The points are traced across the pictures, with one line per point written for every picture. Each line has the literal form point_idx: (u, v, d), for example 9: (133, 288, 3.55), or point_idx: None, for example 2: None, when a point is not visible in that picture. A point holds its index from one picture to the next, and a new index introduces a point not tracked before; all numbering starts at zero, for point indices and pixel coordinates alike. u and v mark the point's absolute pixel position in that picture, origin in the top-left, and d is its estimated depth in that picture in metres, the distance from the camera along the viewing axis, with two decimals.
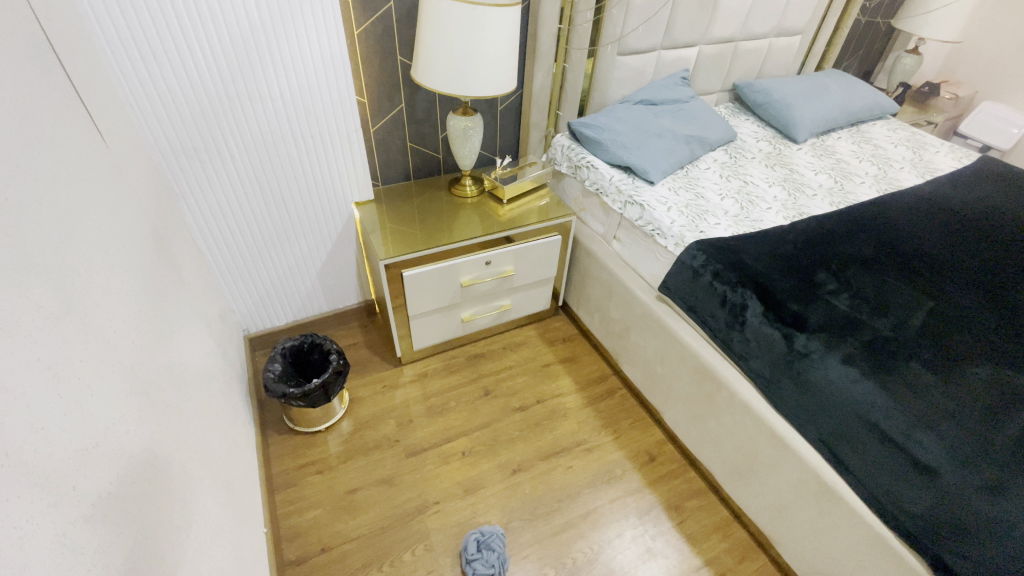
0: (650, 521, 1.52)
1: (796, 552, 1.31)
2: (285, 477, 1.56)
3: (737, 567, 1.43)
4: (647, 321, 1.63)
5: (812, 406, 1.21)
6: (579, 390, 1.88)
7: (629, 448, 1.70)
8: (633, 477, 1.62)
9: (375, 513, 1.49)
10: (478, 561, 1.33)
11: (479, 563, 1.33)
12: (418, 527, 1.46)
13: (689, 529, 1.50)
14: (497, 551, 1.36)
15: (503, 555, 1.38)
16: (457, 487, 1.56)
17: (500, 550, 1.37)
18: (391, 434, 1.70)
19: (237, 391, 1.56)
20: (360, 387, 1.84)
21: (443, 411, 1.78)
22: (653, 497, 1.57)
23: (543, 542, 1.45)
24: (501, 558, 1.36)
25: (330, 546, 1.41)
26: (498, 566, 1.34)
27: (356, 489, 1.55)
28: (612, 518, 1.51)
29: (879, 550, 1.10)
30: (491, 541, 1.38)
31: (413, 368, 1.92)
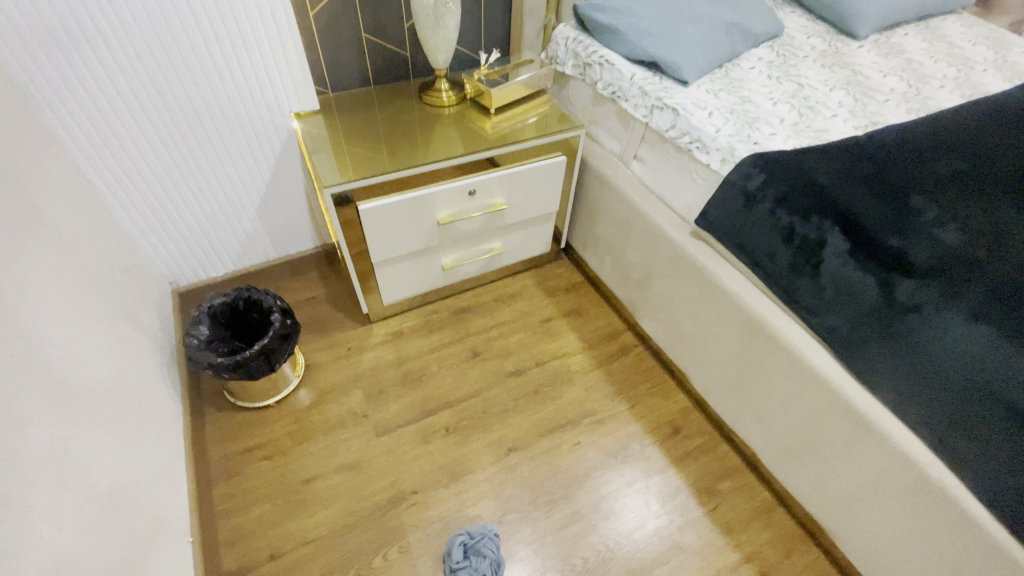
0: (677, 509, 1.24)
1: (869, 553, 1.04)
2: (225, 466, 1.26)
3: (783, 562, 1.17)
4: (675, 265, 1.27)
5: (920, 380, 0.86)
6: (586, 349, 1.55)
7: (648, 418, 1.40)
8: (655, 455, 1.33)
9: (338, 507, 1.20)
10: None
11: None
12: (392, 524, 1.18)
13: (724, 517, 1.23)
14: (495, 557, 1.09)
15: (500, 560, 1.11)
16: (440, 472, 1.27)
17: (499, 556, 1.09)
18: (358, 408, 1.38)
19: (150, 363, 1.21)
20: (319, 350, 1.50)
21: (420, 379, 1.46)
22: (679, 478, 1.29)
23: (546, 539, 1.17)
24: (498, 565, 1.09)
25: (280, 553, 1.13)
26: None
27: (314, 478, 1.25)
28: (630, 507, 1.23)
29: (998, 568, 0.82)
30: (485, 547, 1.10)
31: (384, 326, 1.58)
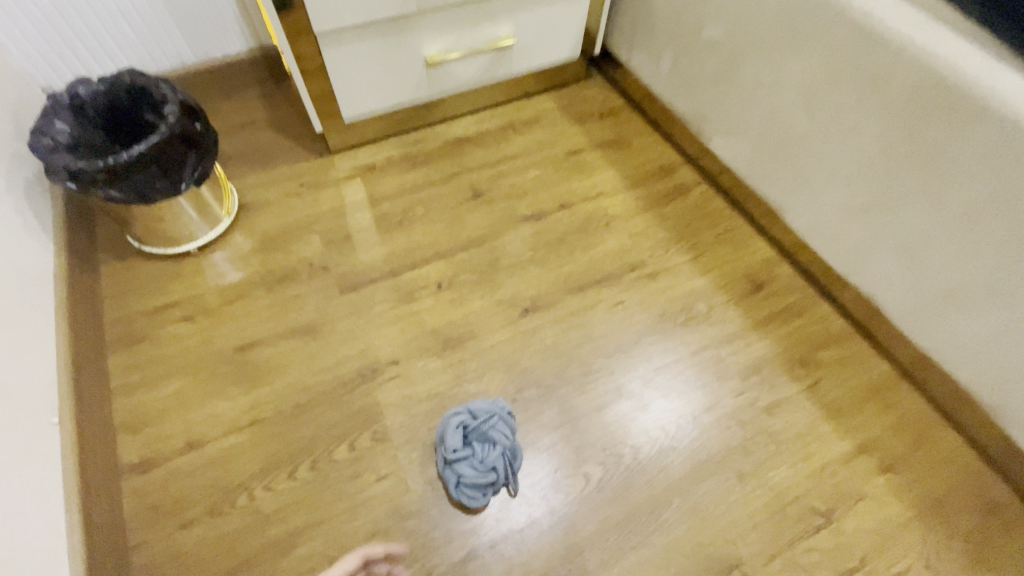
0: (763, 385, 0.88)
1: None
2: (127, 330, 0.91)
3: (913, 453, 0.83)
4: (789, 24, 0.81)
5: None
6: (630, 187, 1.12)
7: (717, 272, 1.01)
8: (729, 319, 0.95)
9: (284, 383, 0.84)
10: (478, 467, 0.73)
11: (481, 469, 0.73)
12: (361, 405, 0.82)
13: (828, 396, 0.87)
14: (508, 443, 0.75)
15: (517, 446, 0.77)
16: (429, 339, 0.89)
17: (514, 442, 0.75)
18: (313, 258, 0.99)
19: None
20: (260, 188, 1.09)
21: (400, 225, 1.04)
22: (764, 347, 0.92)
23: (580, 423, 0.82)
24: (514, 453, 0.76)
25: (200, 442, 0.79)
26: (509, 469, 0.75)
27: (251, 346, 0.88)
28: (698, 381, 0.87)
29: None
30: (495, 428, 0.75)
31: (350, 158, 1.14)
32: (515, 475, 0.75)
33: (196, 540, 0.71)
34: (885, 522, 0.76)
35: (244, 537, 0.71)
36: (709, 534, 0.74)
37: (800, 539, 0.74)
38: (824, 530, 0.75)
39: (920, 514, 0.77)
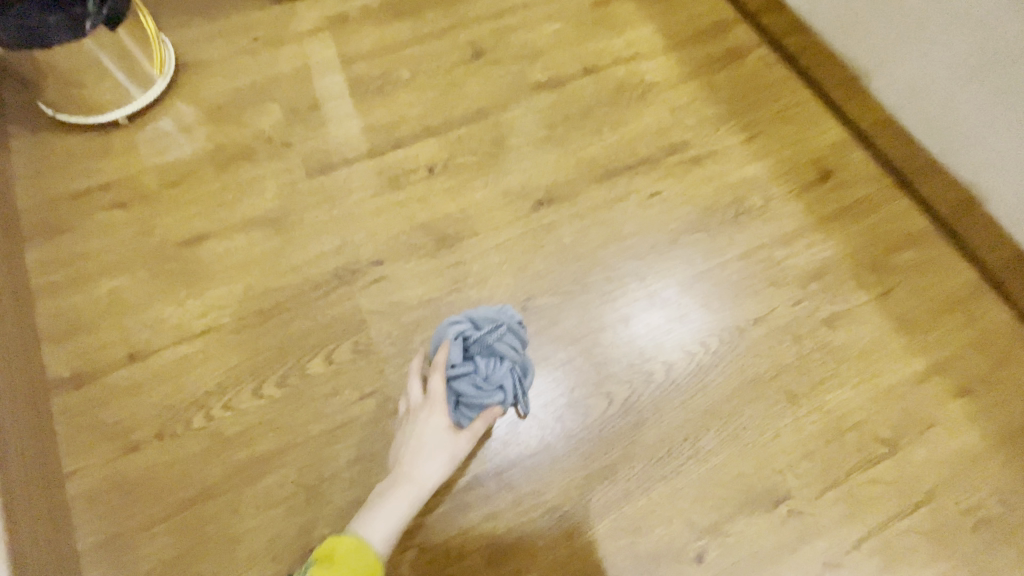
0: (825, 293, 0.73)
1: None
2: (48, 218, 0.74)
3: (998, 375, 0.69)
4: None
5: None
6: (672, 49, 0.89)
7: (775, 158, 0.82)
8: (788, 215, 0.77)
9: (242, 284, 0.69)
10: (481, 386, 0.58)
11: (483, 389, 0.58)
12: (337, 311, 0.67)
13: (901, 307, 0.73)
14: (516, 358, 0.60)
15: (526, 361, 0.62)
16: (420, 235, 0.72)
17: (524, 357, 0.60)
18: (274, 133, 0.79)
19: None
20: (203, 44, 0.86)
21: (382, 92, 0.82)
22: (828, 249, 0.76)
23: (605, 335, 0.68)
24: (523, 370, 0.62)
25: (143, 354, 0.65)
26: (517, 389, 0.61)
27: (200, 240, 0.72)
28: (748, 288, 0.72)
29: None
30: (503, 340, 0.60)
31: (317, 5, 0.89)
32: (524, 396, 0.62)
33: (145, 466, 0.59)
34: (960, 452, 0.65)
35: (202, 463, 0.59)
36: (753, 464, 0.62)
37: (858, 470, 0.63)
38: (886, 460, 0.64)
39: (1001, 443, 0.66)
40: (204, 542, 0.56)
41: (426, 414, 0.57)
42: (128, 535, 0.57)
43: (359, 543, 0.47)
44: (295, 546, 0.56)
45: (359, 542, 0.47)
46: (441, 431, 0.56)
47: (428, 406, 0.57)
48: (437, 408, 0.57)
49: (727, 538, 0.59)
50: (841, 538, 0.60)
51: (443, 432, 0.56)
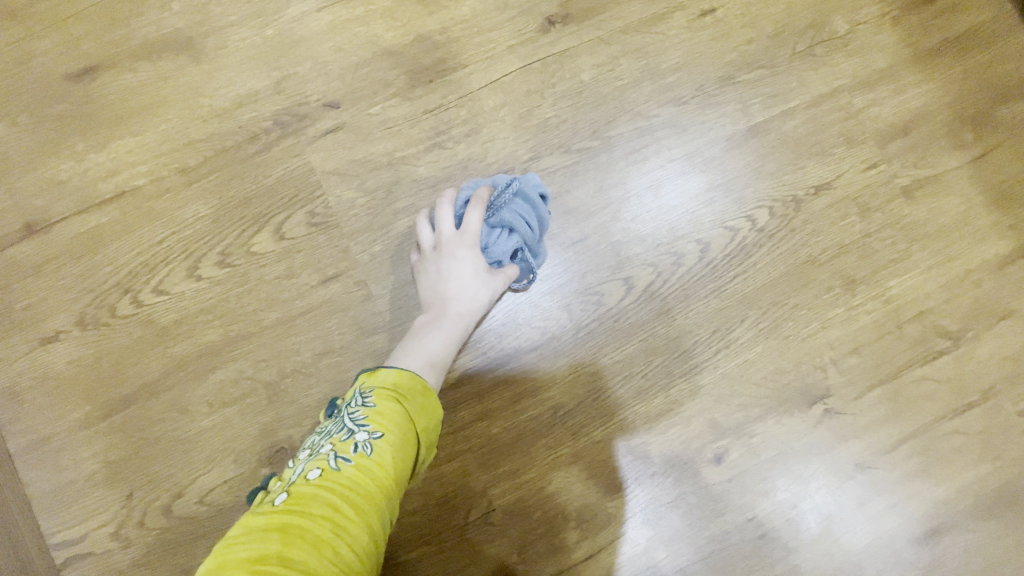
0: (907, 154, 0.57)
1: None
2: None
3: None
4: None
5: None
6: None
7: None
8: (877, 48, 0.58)
9: (158, 133, 0.52)
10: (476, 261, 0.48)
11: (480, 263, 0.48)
12: (285, 171, 0.52)
13: (999, 173, 0.58)
14: (526, 237, 0.47)
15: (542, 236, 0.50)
16: (387, 67, 0.53)
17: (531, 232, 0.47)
18: None
19: None
20: None
21: None
22: (921, 96, 0.58)
23: (627, 206, 0.54)
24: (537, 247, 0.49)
25: (44, 225, 0.51)
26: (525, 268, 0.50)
27: (93, 72, 0.53)
28: (812, 146, 0.56)
29: None
30: (510, 206, 0.47)
31: None
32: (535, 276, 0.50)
33: (72, 359, 0.50)
34: None
35: (139, 355, 0.50)
36: (792, 359, 0.53)
37: (911, 366, 0.54)
38: (946, 356, 0.55)
39: None
40: (154, 442, 0.49)
41: (464, 251, 0.46)
42: (66, 434, 0.49)
43: (413, 377, 0.39)
44: (258, 447, 0.49)
45: (411, 376, 0.39)
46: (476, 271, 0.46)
47: (461, 240, 0.46)
48: (474, 244, 0.46)
49: (751, 439, 0.52)
50: (879, 439, 0.53)
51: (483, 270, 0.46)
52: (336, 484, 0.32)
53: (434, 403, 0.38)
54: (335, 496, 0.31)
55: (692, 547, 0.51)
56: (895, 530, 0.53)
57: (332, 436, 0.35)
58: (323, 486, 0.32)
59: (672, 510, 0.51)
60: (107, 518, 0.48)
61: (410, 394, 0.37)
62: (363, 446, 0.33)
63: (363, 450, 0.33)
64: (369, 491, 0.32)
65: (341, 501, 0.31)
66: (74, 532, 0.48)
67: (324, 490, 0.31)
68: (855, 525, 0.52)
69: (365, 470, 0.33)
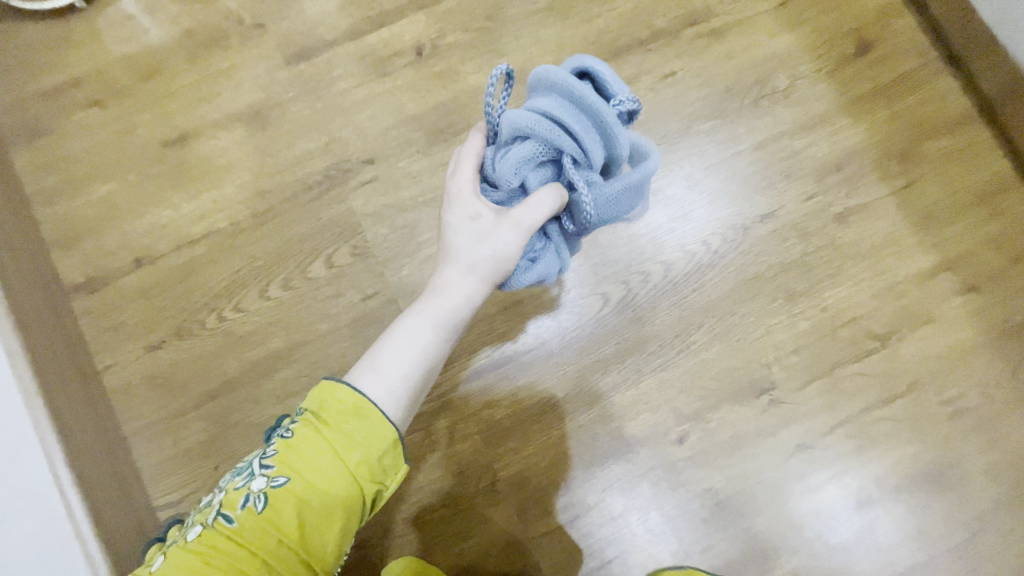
0: (841, 187, 0.68)
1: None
2: (26, 118, 0.70)
3: (1007, 273, 0.68)
4: None
5: None
6: None
7: (812, 26, 0.71)
8: (815, 97, 0.70)
9: (235, 185, 0.67)
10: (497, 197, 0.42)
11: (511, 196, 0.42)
12: (333, 212, 0.66)
13: (923, 200, 0.69)
14: (544, 137, 0.38)
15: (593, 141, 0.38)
16: (412, 129, 0.67)
17: (552, 136, 0.37)
18: (245, 11, 0.71)
19: None
20: None
21: None
22: (855, 136, 0.70)
23: (605, 234, 0.67)
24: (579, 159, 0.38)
25: (150, 259, 0.66)
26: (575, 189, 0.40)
27: (185, 138, 0.69)
28: (759, 181, 0.68)
29: None
30: (529, 107, 0.38)
31: None
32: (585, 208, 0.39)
33: (170, 362, 0.65)
34: (949, 347, 0.66)
35: (222, 359, 0.64)
36: (743, 357, 0.64)
37: (846, 363, 0.65)
38: (876, 355, 0.65)
39: (992, 340, 0.67)
40: (235, 426, 0.63)
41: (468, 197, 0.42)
42: (167, 420, 0.64)
43: (345, 393, 0.37)
44: None
45: (342, 390, 0.38)
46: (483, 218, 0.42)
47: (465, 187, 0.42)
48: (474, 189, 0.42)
49: (709, 423, 0.63)
50: (819, 424, 0.64)
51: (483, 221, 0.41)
52: (234, 530, 0.35)
53: (367, 426, 0.37)
54: (232, 544, 0.35)
55: (660, 511, 0.62)
56: (833, 499, 0.63)
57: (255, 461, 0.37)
58: (223, 533, 0.35)
59: (643, 481, 0.63)
60: (199, 485, 0.62)
61: (334, 422, 0.37)
62: (261, 494, 0.36)
63: (261, 497, 0.36)
64: (271, 532, 0.35)
65: (233, 551, 0.35)
66: (174, 495, 0.62)
67: (223, 538, 0.35)
68: (799, 495, 0.63)
69: (259, 520, 0.35)
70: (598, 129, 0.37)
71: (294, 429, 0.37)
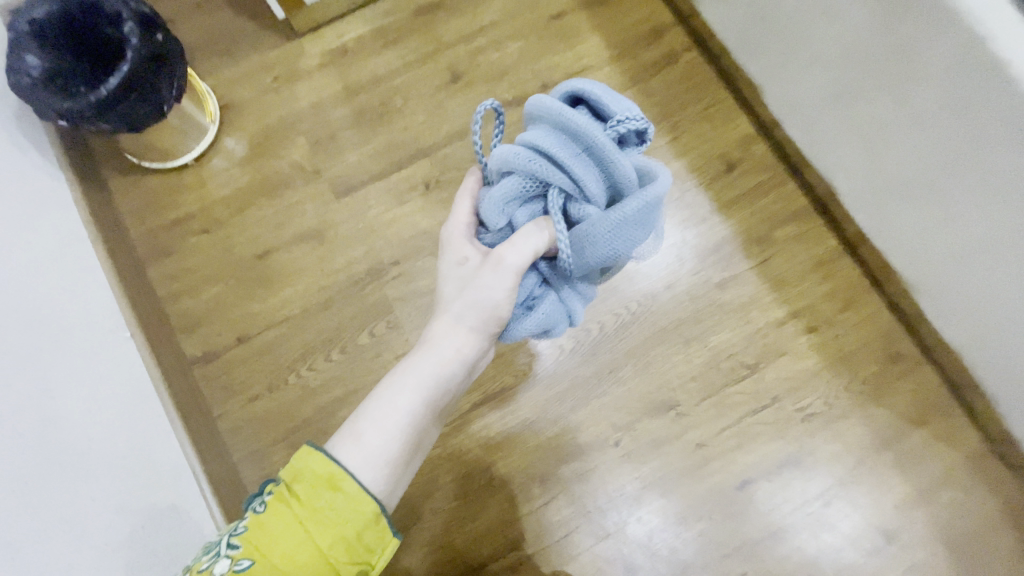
0: (719, 264, 1.00)
1: (976, 325, 0.83)
2: (154, 242, 1.01)
3: (838, 317, 0.99)
4: None
5: None
6: (615, 58, 1.07)
7: (694, 152, 1.04)
8: (699, 203, 1.02)
9: (304, 284, 0.98)
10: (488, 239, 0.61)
11: (504, 231, 0.59)
12: (373, 299, 0.97)
13: (777, 270, 1.00)
14: (533, 168, 0.52)
15: (579, 170, 0.52)
16: (424, 239, 0.98)
17: (540, 168, 0.52)
18: (304, 162, 1.03)
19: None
20: (234, 84, 1.06)
21: (381, 119, 1.04)
22: (728, 227, 1.01)
23: None
24: (563, 185, 0.52)
25: (248, 337, 0.97)
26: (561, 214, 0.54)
27: (268, 251, 1.00)
28: (662, 262, 1.00)
29: None
30: (522, 146, 0.53)
31: (319, 42, 1.08)
32: (560, 234, 0.52)
33: (265, 408, 0.94)
34: (798, 371, 0.97)
35: (301, 404, 0.94)
36: (655, 385, 0.95)
37: (728, 386, 0.96)
38: (748, 379, 0.96)
39: (828, 364, 0.97)
40: None
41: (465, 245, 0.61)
42: (263, 449, 0.92)
43: (328, 469, 0.48)
44: None
45: (327, 467, 0.48)
46: (472, 261, 0.60)
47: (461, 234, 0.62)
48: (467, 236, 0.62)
49: (635, 431, 0.94)
50: (711, 429, 0.94)
51: (468, 270, 0.59)
52: None
53: (338, 506, 0.47)
54: None
55: (605, 493, 0.92)
56: (723, 480, 0.93)
57: (244, 524, 0.47)
58: None
59: (592, 473, 0.93)
60: None
61: (312, 499, 0.47)
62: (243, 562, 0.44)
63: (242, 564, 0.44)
64: None
65: None
66: None
67: None
68: (699, 477, 0.93)
69: None
70: (577, 158, 0.52)
71: (282, 501, 0.47)
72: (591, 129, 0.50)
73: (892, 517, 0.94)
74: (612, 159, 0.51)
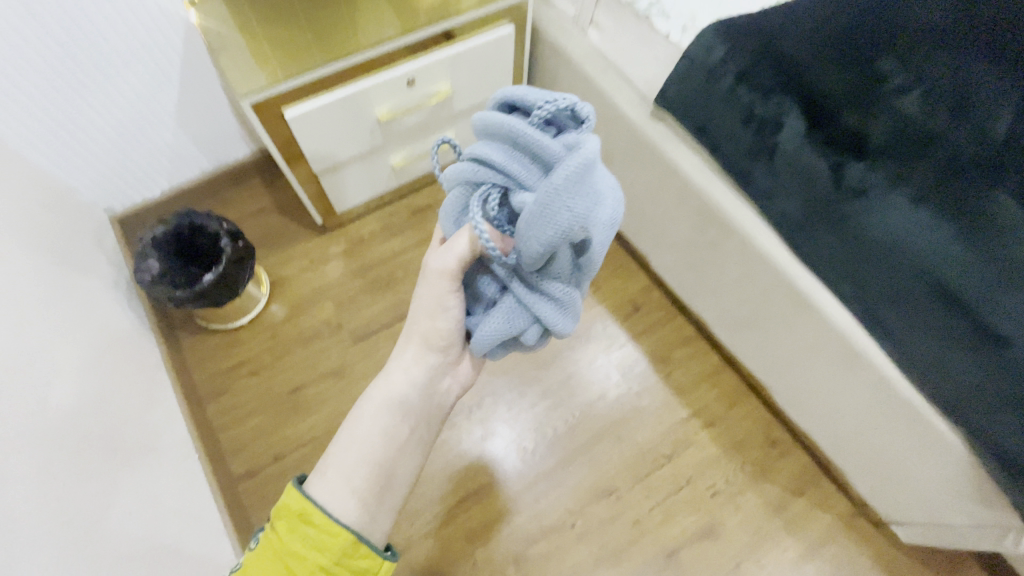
0: (636, 378, 1.37)
1: (807, 413, 1.20)
2: (214, 384, 1.33)
3: (727, 413, 1.34)
4: (638, 149, 1.22)
5: (848, 276, 0.92)
6: None
7: (611, 299, 1.47)
8: (618, 334, 1.43)
9: (328, 410, 1.30)
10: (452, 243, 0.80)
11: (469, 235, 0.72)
12: None
13: (678, 380, 1.37)
14: (475, 173, 0.63)
15: (507, 160, 0.60)
16: None
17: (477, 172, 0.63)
18: (330, 318, 1.41)
19: (120, 305, 1.24)
20: (281, 265, 1.48)
21: (387, 286, 1.45)
22: (640, 350, 1.41)
23: (521, 417, 1.32)
24: (498, 181, 0.61)
25: (283, 456, 1.25)
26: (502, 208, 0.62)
27: (301, 387, 1.33)
28: (594, 379, 1.36)
29: (884, 416, 0.98)
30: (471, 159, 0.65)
31: (343, 234, 1.53)
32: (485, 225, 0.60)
33: None
34: (702, 457, 1.29)
35: None
36: (597, 475, 1.26)
37: (652, 472, 1.27)
38: (666, 466, 1.27)
39: (725, 450, 1.30)
40: None
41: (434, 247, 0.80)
42: None
43: (307, 504, 0.65)
44: None
45: (306, 501, 0.65)
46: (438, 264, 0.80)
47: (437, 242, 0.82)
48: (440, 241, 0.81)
49: (584, 513, 1.22)
50: (642, 507, 1.23)
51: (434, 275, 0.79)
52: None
53: (315, 534, 0.64)
54: None
55: (565, 567, 1.17)
56: (656, 549, 1.20)
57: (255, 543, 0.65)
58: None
59: (554, 550, 1.19)
60: None
61: (298, 527, 0.64)
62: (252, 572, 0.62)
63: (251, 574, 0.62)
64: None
65: None
66: None
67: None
68: (636, 548, 1.19)
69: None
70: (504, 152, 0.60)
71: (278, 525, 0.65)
72: (511, 124, 0.58)
73: (792, 571, 1.19)
74: (529, 138, 0.57)
